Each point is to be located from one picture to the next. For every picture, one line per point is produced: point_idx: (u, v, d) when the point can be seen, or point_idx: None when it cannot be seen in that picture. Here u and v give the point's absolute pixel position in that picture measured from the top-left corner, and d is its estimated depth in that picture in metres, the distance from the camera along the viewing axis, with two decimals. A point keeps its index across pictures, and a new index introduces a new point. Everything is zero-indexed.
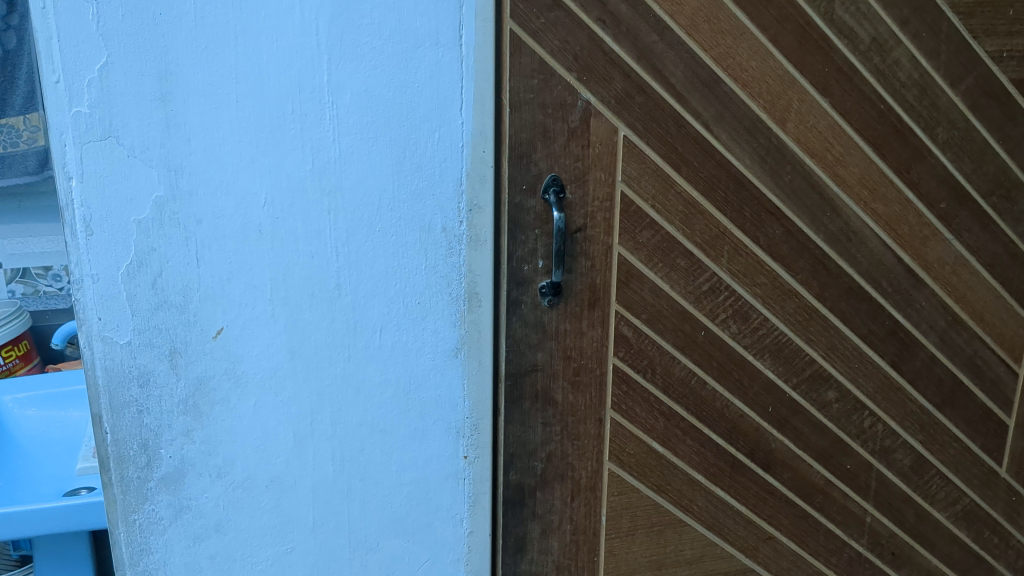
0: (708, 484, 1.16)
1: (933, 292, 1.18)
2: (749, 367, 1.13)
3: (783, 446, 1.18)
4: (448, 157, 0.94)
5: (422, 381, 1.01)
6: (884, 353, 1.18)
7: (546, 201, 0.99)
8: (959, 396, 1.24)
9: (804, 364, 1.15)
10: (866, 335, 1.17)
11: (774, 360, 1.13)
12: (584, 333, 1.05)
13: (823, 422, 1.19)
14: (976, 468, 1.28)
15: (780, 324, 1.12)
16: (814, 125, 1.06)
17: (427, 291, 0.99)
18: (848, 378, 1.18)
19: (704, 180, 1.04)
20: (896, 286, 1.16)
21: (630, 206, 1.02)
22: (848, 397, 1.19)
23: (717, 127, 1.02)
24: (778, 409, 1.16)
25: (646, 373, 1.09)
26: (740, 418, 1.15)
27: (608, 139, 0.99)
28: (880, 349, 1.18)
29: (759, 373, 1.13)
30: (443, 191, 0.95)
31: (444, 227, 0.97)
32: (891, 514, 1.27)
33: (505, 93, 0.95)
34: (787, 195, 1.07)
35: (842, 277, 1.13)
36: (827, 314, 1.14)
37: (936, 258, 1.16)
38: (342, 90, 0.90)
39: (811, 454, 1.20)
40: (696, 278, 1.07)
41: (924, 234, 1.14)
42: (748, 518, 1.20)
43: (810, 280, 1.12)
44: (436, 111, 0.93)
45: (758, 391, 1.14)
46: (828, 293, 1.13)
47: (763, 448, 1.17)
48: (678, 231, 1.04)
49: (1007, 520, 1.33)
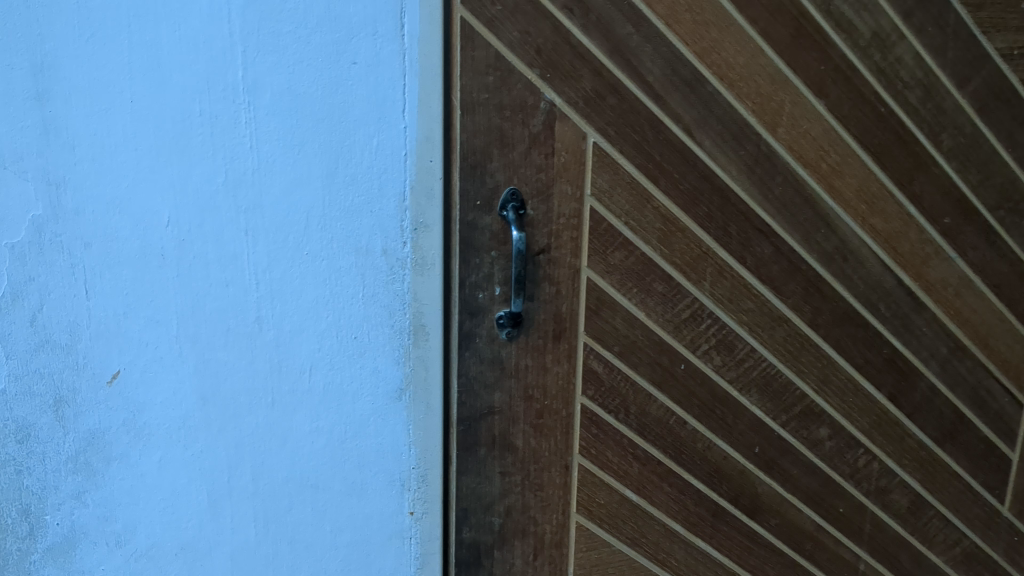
0: (687, 535, 1.03)
1: (935, 317, 1.06)
2: (732, 404, 1.00)
3: (770, 490, 1.06)
4: (388, 168, 0.80)
5: (359, 427, 0.87)
6: (880, 385, 1.07)
7: (503, 217, 0.85)
8: (961, 430, 1.12)
9: (794, 399, 1.03)
10: (861, 366, 1.05)
11: (761, 396, 1.01)
12: (548, 369, 0.91)
13: (813, 461, 1.07)
14: (977, 507, 1.17)
15: (767, 355, 1.00)
16: (807, 130, 0.93)
17: (365, 324, 0.84)
18: (841, 413, 1.06)
19: (685, 194, 0.90)
20: (894, 311, 1.04)
21: (600, 223, 0.88)
22: (842, 434, 1.07)
23: (699, 133, 0.89)
24: (764, 449, 1.04)
25: (618, 414, 0.95)
26: (723, 460, 1.02)
27: (575, 147, 0.85)
28: (876, 380, 1.06)
29: (745, 410, 1.01)
30: (382, 208, 0.81)
31: (385, 250, 0.82)
32: (886, 560, 1.15)
33: (456, 91, 0.81)
34: (778, 211, 0.95)
35: (836, 301, 1.01)
36: (819, 342, 1.02)
37: (939, 279, 1.04)
38: (260, 88, 0.75)
39: (801, 498, 1.08)
40: (675, 304, 0.94)
41: (926, 253, 1.02)
42: (733, 571, 1.07)
43: (801, 306, 0.99)
44: (374, 114, 0.78)
45: (743, 429, 1.02)
46: (821, 319, 1.01)
47: (747, 493, 1.05)
48: (655, 252, 0.91)
49: (1008, 562, 1.22)
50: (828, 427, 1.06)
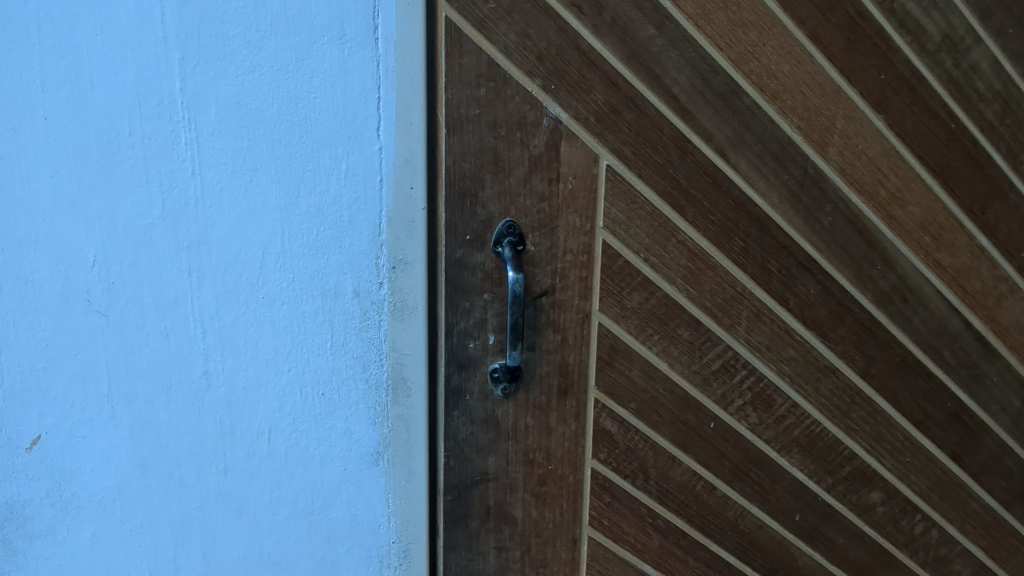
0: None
1: (1005, 363, 0.91)
2: (770, 467, 0.86)
3: (812, 562, 0.92)
4: (361, 197, 0.66)
5: (329, 497, 0.74)
6: (941, 442, 0.92)
7: (498, 253, 0.71)
8: None
9: (842, 460, 0.89)
10: (921, 422, 0.91)
11: (803, 458, 0.87)
12: (551, 430, 0.78)
13: (863, 530, 0.93)
14: None
15: (810, 410, 0.86)
16: (862, 151, 0.79)
17: (334, 378, 0.71)
18: (897, 476, 0.92)
19: (716, 226, 0.76)
20: (960, 357, 0.89)
21: (615, 260, 0.74)
22: (897, 499, 0.93)
23: (733, 154, 0.75)
24: (806, 517, 0.90)
25: (635, 480, 0.82)
26: (758, 530, 0.88)
27: (585, 171, 0.71)
28: (938, 437, 0.92)
29: (785, 473, 0.87)
30: (354, 243, 0.67)
31: (356, 291, 0.69)
32: None
33: (444, 103, 0.67)
34: (827, 244, 0.80)
35: (893, 348, 0.86)
36: (873, 395, 0.88)
37: (1013, 322, 0.90)
38: (202, 102, 0.62)
39: (847, 570, 0.94)
40: (703, 354, 0.80)
41: (998, 291, 0.88)
42: None
43: (851, 354, 0.85)
44: (342, 132, 0.65)
45: (782, 495, 0.88)
46: (875, 369, 0.87)
47: (786, 566, 0.91)
48: (680, 293, 0.77)
49: None
50: (881, 490, 0.92)
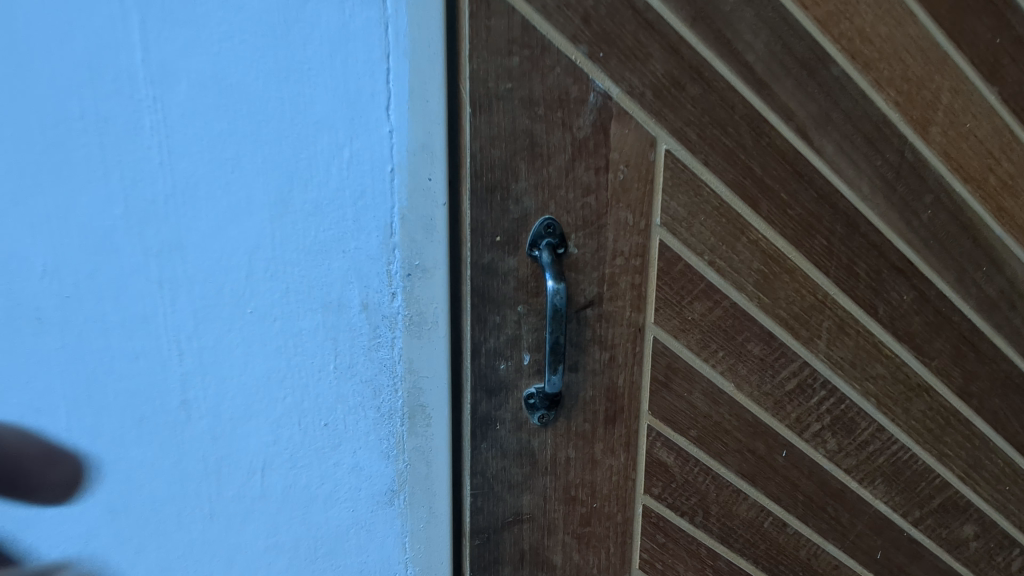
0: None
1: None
2: (850, 499, 0.74)
3: None
4: (368, 191, 0.55)
5: (335, 542, 0.63)
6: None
7: (534, 258, 0.59)
8: None
9: (933, 490, 0.77)
10: None
11: (888, 488, 0.75)
12: (597, 463, 0.66)
13: (953, 567, 0.80)
14: None
15: (898, 435, 0.73)
16: (970, 130, 0.65)
17: (339, 408, 0.60)
18: (994, 507, 0.79)
19: (794, 222, 0.64)
20: None
21: (674, 264, 0.62)
22: (992, 533, 0.80)
23: (818, 135, 0.62)
24: (889, 554, 0.78)
25: (694, 517, 0.70)
26: (833, 570, 0.76)
27: (639, 158, 0.59)
28: None
29: (866, 506, 0.75)
30: (360, 246, 0.56)
31: (364, 305, 0.57)
32: None
33: (467, 76, 0.54)
34: (924, 242, 0.68)
35: (995, 362, 0.74)
36: (971, 416, 0.75)
37: None
38: (170, 75, 0.50)
39: None
40: (777, 373, 0.68)
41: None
42: None
43: (947, 370, 0.72)
44: (343, 111, 0.53)
45: (862, 531, 0.76)
46: (975, 386, 0.74)
47: None
48: (751, 302, 0.65)
49: None
50: (975, 523, 0.79)
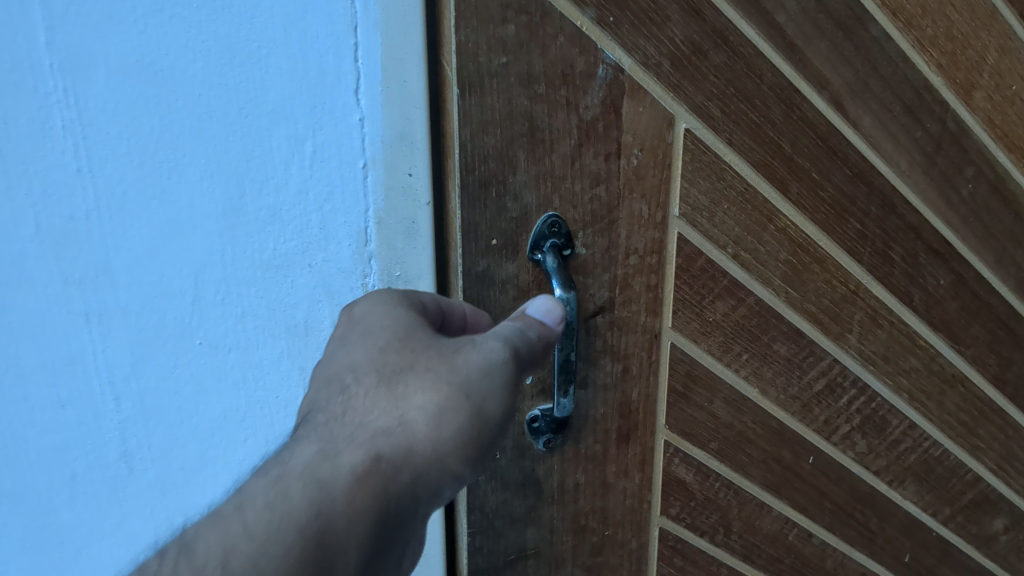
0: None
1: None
2: (879, 503, 0.67)
3: None
4: (335, 192, 0.47)
5: None
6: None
7: (537, 262, 0.50)
8: None
9: (965, 486, 0.70)
10: None
11: (919, 488, 0.68)
12: (609, 487, 0.58)
13: (983, 564, 0.74)
14: None
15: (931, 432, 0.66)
16: (1017, 93, 0.58)
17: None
18: None
19: (826, 206, 0.56)
20: None
21: (695, 260, 0.53)
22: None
23: (853, 105, 0.54)
24: (918, 557, 0.71)
25: (714, 536, 0.62)
26: None
27: (655, 140, 0.50)
28: None
29: (896, 509, 0.68)
30: (329, 258, 0.48)
31: (336, 324, 0.50)
32: None
33: (453, 49, 0.45)
34: (964, 221, 0.60)
35: None
36: (1006, 406, 0.68)
37: None
38: (86, 65, 0.43)
39: None
40: (804, 373, 0.60)
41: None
42: None
43: (984, 358, 0.65)
44: (301, 100, 0.45)
45: (891, 535, 0.69)
46: (1012, 373, 0.67)
47: None
48: (778, 298, 0.57)
49: None
50: (1007, 517, 0.73)
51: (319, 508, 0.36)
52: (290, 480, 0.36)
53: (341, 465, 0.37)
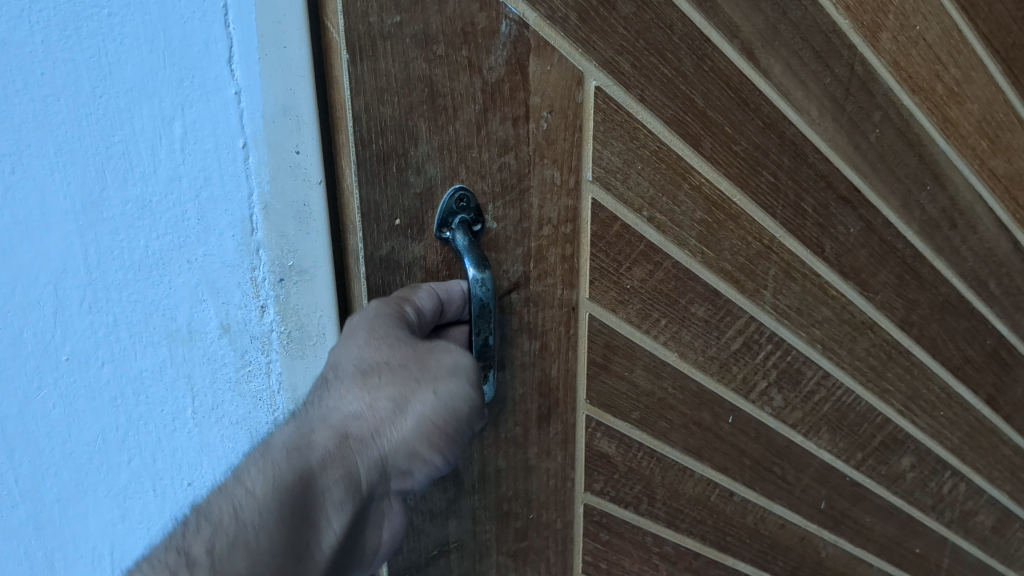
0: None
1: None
2: (796, 455, 0.66)
3: (837, 550, 0.74)
4: (212, 176, 0.42)
5: None
6: (977, 386, 0.75)
7: (446, 241, 0.45)
8: None
9: (875, 429, 0.70)
10: (960, 368, 0.72)
11: (833, 436, 0.68)
12: (530, 469, 0.54)
13: (891, 501, 0.75)
14: None
15: (842, 379, 0.66)
16: (922, 34, 0.56)
17: (204, 459, 0.48)
18: (929, 435, 0.74)
19: (741, 161, 0.53)
20: (1005, 285, 0.71)
21: (610, 226, 0.50)
22: (928, 460, 0.75)
23: (765, 54, 0.51)
24: (833, 502, 0.71)
25: (639, 506, 0.60)
26: (780, 530, 0.69)
27: (563, 100, 0.46)
28: (975, 383, 0.74)
29: (811, 458, 0.68)
30: (210, 253, 0.43)
31: (224, 325, 0.45)
32: None
33: (338, 7, 0.39)
34: (873, 167, 0.59)
35: (937, 287, 0.67)
36: (912, 347, 0.68)
37: None
38: None
39: (873, 549, 0.77)
40: (723, 333, 0.58)
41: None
42: None
43: (891, 303, 0.65)
44: (165, 75, 0.39)
45: (808, 484, 0.69)
46: (917, 315, 0.67)
47: (809, 562, 0.73)
48: (694, 259, 0.54)
49: None
50: (912, 454, 0.74)
51: (297, 480, 0.38)
52: (272, 452, 0.38)
53: (313, 445, 0.38)
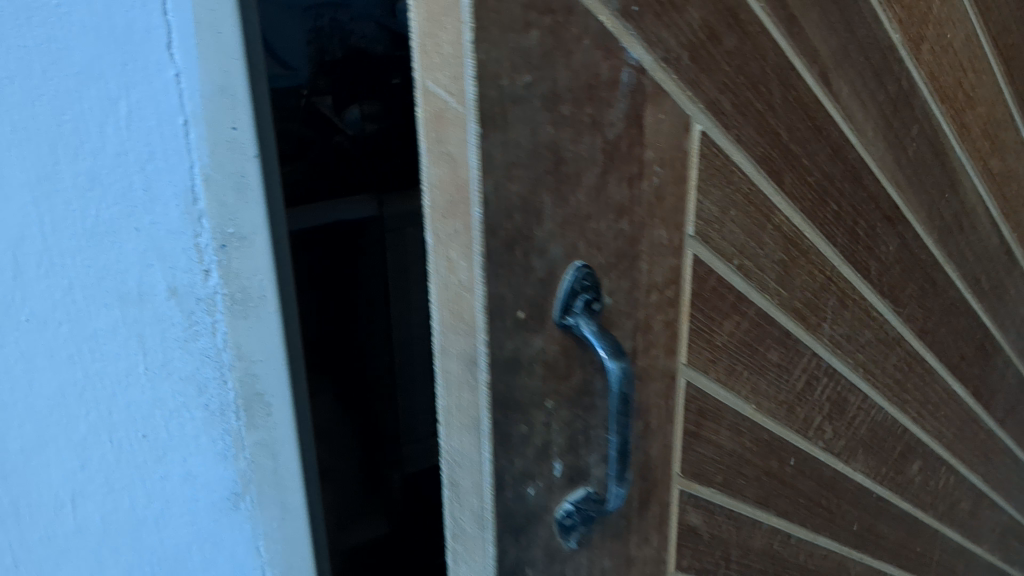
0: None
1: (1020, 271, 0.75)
2: (839, 483, 0.64)
3: (867, 569, 0.72)
4: (157, 152, 0.47)
5: (176, 564, 0.56)
6: (968, 380, 0.75)
7: (567, 326, 0.39)
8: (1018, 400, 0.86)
9: (896, 441, 0.69)
10: (958, 365, 0.72)
11: (866, 456, 0.66)
12: (631, 562, 0.48)
13: (904, 508, 0.74)
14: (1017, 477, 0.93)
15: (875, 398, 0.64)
16: (949, 42, 0.55)
17: (158, 414, 0.52)
18: (932, 436, 0.74)
19: (813, 192, 0.49)
20: (993, 279, 0.71)
21: (705, 282, 0.45)
22: (931, 460, 0.75)
23: (838, 77, 0.47)
24: (863, 522, 0.69)
25: (718, 570, 0.55)
26: (826, 562, 0.66)
27: (673, 151, 0.40)
28: (967, 377, 0.75)
29: (850, 483, 0.65)
30: (156, 221, 0.48)
31: (172, 288, 0.50)
32: None
33: (473, 74, 0.32)
34: (910, 181, 0.57)
35: (948, 291, 0.66)
36: (926, 354, 0.67)
37: None
38: None
39: (892, 559, 0.75)
40: (791, 374, 0.54)
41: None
42: None
43: (914, 314, 0.63)
44: (110, 61, 0.45)
45: (846, 509, 0.66)
46: (932, 321, 0.66)
47: None
48: (772, 303, 0.50)
49: None
50: (920, 457, 0.73)
51: None
52: None
53: None
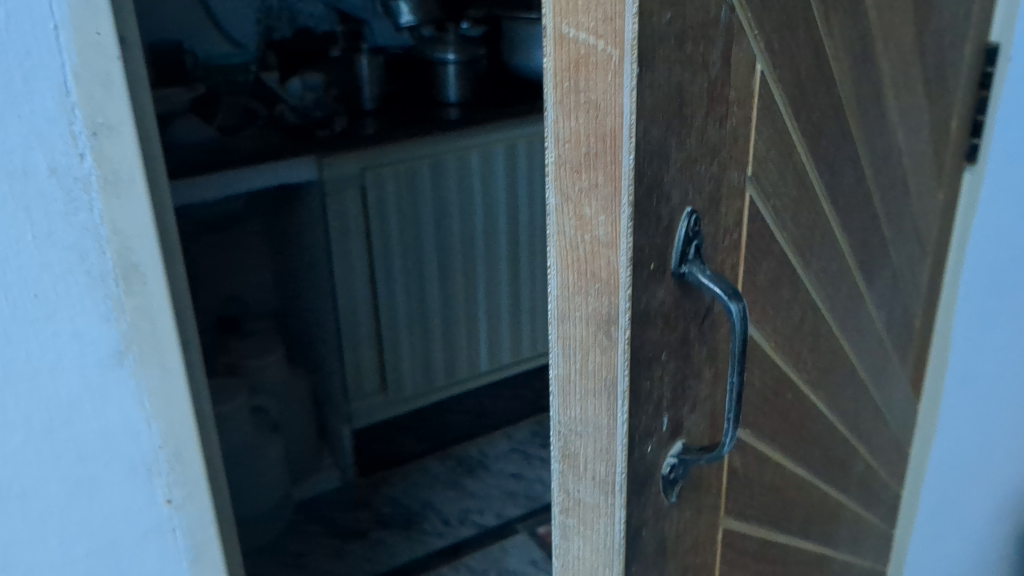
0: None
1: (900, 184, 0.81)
2: (780, 401, 0.69)
3: (797, 479, 0.78)
4: (34, 53, 0.63)
5: (68, 401, 0.73)
6: (870, 300, 0.82)
7: (683, 274, 0.46)
8: (900, 317, 0.95)
9: (820, 360, 0.75)
10: (863, 287, 0.79)
11: (800, 375, 0.71)
12: (652, 489, 0.51)
13: (823, 422, 0.81)
14: (898, 388, 1.03)
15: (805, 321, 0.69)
16: None
17: (46, 272, 0.69)
18: (844, 354, 0.80)
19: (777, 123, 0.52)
20: (884, 205, 0.79)
21: (709, 215, 0.47)
22: (842, 376, 0.82)
23: (794, 16, 0.51)
24: (796, 435, 0.75)
25: (706, 491, 0.59)
26: (771, 476, 0.71)
27: (689, 87, 0.42)
28: (868, 298, 0.82)
29: (789, 401, 0.70)
30: (36, 110, 0.65)
31: (53, 168, 0.66)
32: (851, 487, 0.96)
33: (633, 12, 0.37)
34: (832, 114, 0.62)
35: (855, 216, 0.72)
36: (841, 276, 0.73)
37: (912, 149, 0.81)
38: None
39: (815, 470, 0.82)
40: (758, 301, 0.58)
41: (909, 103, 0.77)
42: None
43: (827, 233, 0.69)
44: None
45: (785, 424, 0.71)
46: (845, 244, 0.72)
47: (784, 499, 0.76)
48: (750, 232, 0.53)
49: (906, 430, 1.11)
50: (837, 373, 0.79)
51: None
52: None
53: None
